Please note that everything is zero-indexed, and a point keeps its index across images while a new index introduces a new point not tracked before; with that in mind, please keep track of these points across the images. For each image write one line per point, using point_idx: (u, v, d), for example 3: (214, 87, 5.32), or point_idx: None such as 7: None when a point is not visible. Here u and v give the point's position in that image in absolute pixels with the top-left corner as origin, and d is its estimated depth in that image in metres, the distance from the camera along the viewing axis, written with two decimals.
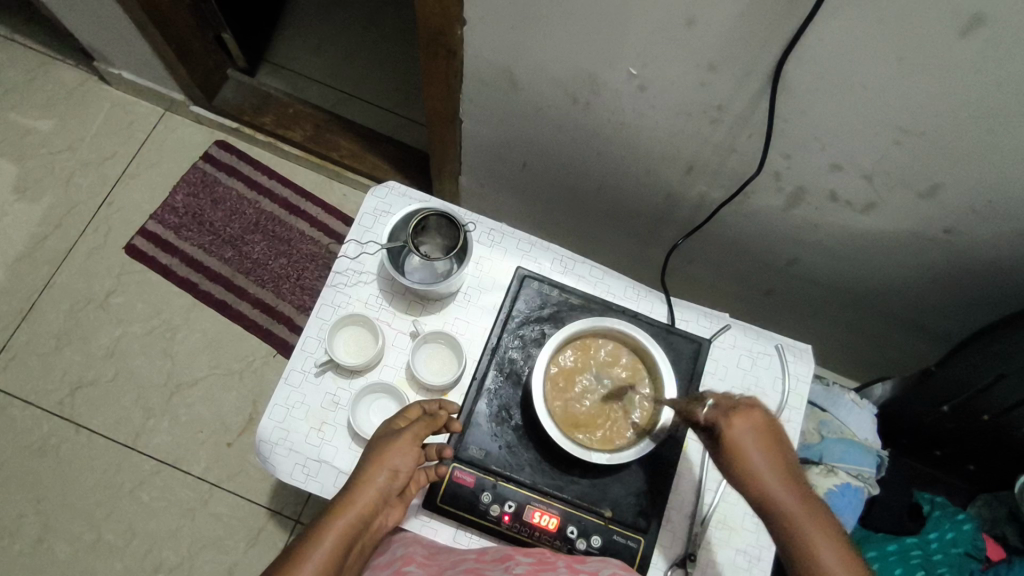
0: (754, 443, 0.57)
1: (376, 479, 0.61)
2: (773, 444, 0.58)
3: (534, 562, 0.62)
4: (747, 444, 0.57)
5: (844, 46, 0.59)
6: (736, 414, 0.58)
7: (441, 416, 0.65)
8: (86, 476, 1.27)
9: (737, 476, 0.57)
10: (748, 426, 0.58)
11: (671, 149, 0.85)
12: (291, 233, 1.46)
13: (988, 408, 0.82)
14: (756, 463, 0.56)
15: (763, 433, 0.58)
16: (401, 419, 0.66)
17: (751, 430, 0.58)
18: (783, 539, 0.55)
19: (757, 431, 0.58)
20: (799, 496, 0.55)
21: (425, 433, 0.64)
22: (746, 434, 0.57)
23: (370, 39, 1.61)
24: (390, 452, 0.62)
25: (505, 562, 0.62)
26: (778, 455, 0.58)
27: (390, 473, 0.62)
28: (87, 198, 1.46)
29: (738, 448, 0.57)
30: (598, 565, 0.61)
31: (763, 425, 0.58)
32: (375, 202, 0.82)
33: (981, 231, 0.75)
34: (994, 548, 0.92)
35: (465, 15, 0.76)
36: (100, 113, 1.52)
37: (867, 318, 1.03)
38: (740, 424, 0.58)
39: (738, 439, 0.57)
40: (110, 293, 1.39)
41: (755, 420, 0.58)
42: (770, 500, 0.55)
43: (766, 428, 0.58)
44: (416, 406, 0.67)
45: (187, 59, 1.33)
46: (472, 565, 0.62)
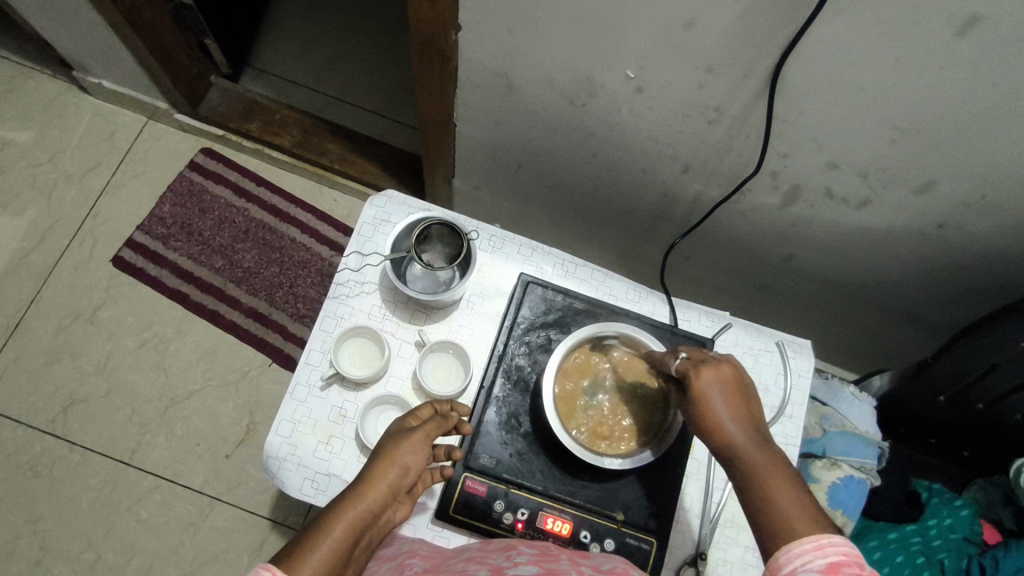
0: (720, 392, 0.57)
1: (388, 474, 0.60)
2: (740, 395, 0.57)
3: (537, 553, 0.59)
4: (713, 392, 0.57)
5: (842, 48, 0.59)
6: (704, 366, 0.58)
7: (452, 418, 0.67)
8: (82, 495, 1.25)
9: (701, 425, 0.57)
10: (716, 377, 0.57)
11: (667, 150, 0.86)
12: (282, 240, 1.44)
13: (982, 397, 0.85)
14: (721, 412, 0.56)
15: (731, 385, 0.57)
16: (412, 419, 0.66)
17: (719, 380, 0.57)
18: (741, 485, 0.53)
19: (725, 382, 0.57)
20: (759, 445, 0.54)
21: (435, 433, 0.65)
22: (713, 384, 0.57)
23: (355, 41, 1.59)
24: (401, 449, 0.62)
25: (508, 552, 0.59)
26: (744, 406, 0.57)
27: (402, 469, 0.61)
28: (71, 211, 1.43)
29: (703, 396, 0.57)
30: (602, 560, 0.59)
31: (732, 377, 0.58)
32: (374, 211, 0.81)
33: (974, 224, 0.76)
34: (991, 532, 0.94)
35: (461, 21, 0.76)
36: (80, 123, 1.49)
37: (861, 311, 1.04)
38: (708, 375, 0.57)
39: (705, 389, 0.57)
40: (99, 307, 1.37)
41: (725, 372, 0.58)
42: (731, 446, 0.55)
43: (736, 381, 0.58)
44: (427, 406, 0.68)
45: (170, 66, 1.31)
46: (476, 554, 0.60)
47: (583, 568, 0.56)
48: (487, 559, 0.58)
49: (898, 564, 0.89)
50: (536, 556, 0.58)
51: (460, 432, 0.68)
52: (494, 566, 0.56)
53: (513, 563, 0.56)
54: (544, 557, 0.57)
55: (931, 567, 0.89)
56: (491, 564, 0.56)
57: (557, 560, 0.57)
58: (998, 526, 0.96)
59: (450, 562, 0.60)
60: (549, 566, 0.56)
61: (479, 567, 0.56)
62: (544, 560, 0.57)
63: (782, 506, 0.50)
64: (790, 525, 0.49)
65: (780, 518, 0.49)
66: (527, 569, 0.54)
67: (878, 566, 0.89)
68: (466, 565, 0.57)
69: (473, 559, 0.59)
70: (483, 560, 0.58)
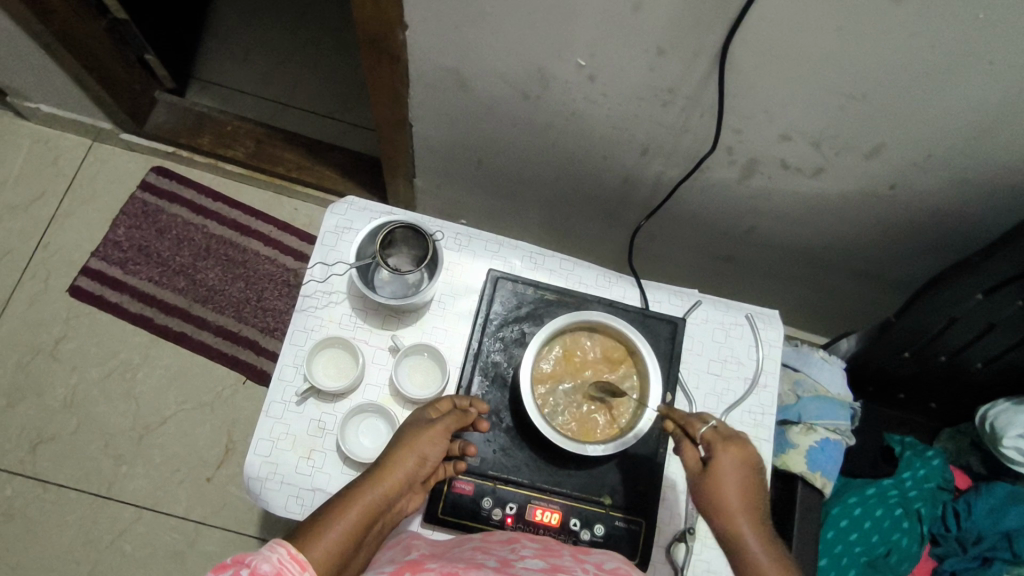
0: (737, 475, 0.60)
1: (406, 463, 0.61)
2: (753, 481, 0.61)
3: (540, 548, 0.59)
4: (730, 475, 0.60)
5: (784, 21, 0.60)
6: (724, 447, 0.61)
7: (472, 414, 0.67)
8: (61, 534, 1.21)
9: (710, 503, 0.60)
10: (734, 460, 0.61)
11: (624, 134, 0.86)
12: (245, 254, 1.41)
13: (944, 350, 0.89)
14: (733, 498, 0.59)
15: (747, 469, 0.61)
16: (433, 410, 0.67)
17: (738, 462, 0.61)
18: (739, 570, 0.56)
19: (744, 467, 0.61)
20: (761, 535, 0.57)
21: (454, 428, 0.65)
22: (730, 466, 0.60)
23: (301, 44, 1.56)
24: (420, 439, 0.63)
25: (512, 544, 0.59)
26: (754, 496, 0.60)
27: (419, 460, 0.62)
28: (19, 243, 1.37)
29: (719, 477, 0.60)
30: (602, 557, 0.58)
31: (749, 464, 0.61)
32: (335, 220, 0.80)
33: (923, 183, 0.79)
34: (961, 478, 1.00)
35: (406, 19, 0.75)
36: (20, 151, 1.43)
37: (824, 275, 1.07)
38: (727, 457, 0.61)
39: (723, 468, 0.60)
40: (59, 339, 1.32)
41: (743, 456, 0.61)
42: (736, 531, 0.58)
43: (752, 468, 0.61)
44: (448, 399, 0.68)
45: (110, 84, 1.27)
46: (478, 544, 0.60)
47: (586, 565, 0.55)
48: (492, 551, 0.57)
49: (879, 517, 0.92)
50: (539, 551, 0.58)
51: (478, 429, 0.68)
52: (501, 558, 0.55)
53: (518, 556, 0.56)
54: (548, 552, 0.57)
55: (909, 517, 0.93)
56: (498, 556, 0.56)
57: (561, 556, 0.57)
58: (967, 471, 1.01)
59: (454, 550, 0.59)
60: (554, 561, 0.55)
61: (486, 557, 0.55)
62: (548, 555, 0.57)
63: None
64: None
65: None
66: (533, 564, 0.54)
67: (860, 523, 0.91)
68: (474, 554, 0.56)
69: (479, 548, 0.58)
70: (488, 551, 0.57)
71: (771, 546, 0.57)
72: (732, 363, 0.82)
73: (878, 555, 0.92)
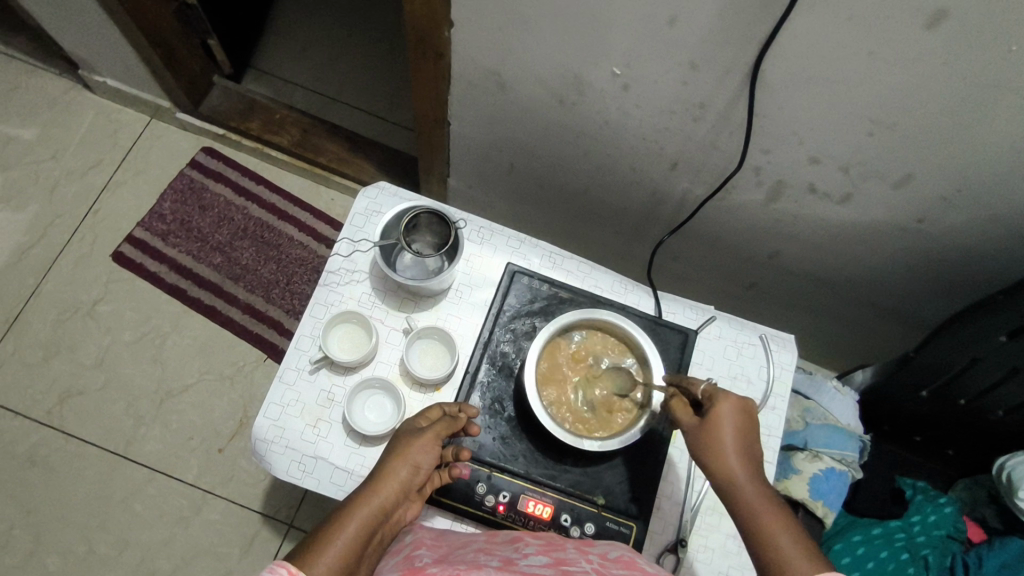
0: (734, 426, 0.58)
1: (400, 473, 0.60)
2: (751, 431, 0.58)
3: (543, 543, 0.60)
4: (727, 426, 0.58)
5: (818, 43, 0.61)
6: (723, 398, 0.59)
7: (462, 419, 0.67)
8: (76, 486, 1.26)
9: (708, 450, 0.57)
10: (733, 411, 0.58)
11: (654, 147, 0.87)
12: (280, 238, 1.46)
13: (964, 393, 0.86)
14: (730, 448, 0.57)
15: (745, 422, 0.59)
16: (423, 418, 0.66)
17: (736, 412, 0.58)
18: (743, 519, 0.53)
19: (743, 417, 0.58)
20: (759, 484, 0.55)
21: (445, 433, 0.65)
22: (729, 419, 0.58)
23: (354, 44, 1.62)
24: (413, 448, 0.62)
25: (515, 543, 0.60)
26: (751, 446, 0.58)
27: (412, 468, 0.61)
28: (73, 207, 1.45)
29: (717, 427, 0.58)
30: (607, 547, 0.59)
31: (747, 415, 0.59)
32: (366, 202, 0.83)
33: (952, 218, 0.78)
34: (975, 530, 0.94)
35: (452, 17, 0.78)
36: (85, 121, 1.52)
37: (846, 308, 1.06)
38: (725, 408, 0.58)
39: (721, 420, 0.58)
40: (98, 301, 1.39)
41: (742, 407, 0.59)
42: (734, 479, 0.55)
43: (750, 420, 0.59)
44: (437, 407, 0.68)
45: (173, 65, 1.34)
46: (482, 545, 0.60)
47: (591, 556, 0.56)
48: (496, 551, 0.58)
49: (883, 558, 0.90)
50: (542, 547, 0.58)
51: (470, 433, 0.68)
52: (504, 557, 0.56)
53: (522, 554, 0.57)
54: (552, 547, 0.58)
55: (915, 563, 0.90)
56: (501, 556, 0.56)
57: (565, 550, 0.58)
58: (983, 524, 0.96)
59: (457, 553, 0.58)
60: (558, 555, 0.56)
61: (489, 558, 0.56)
62: (552, 549, 0.57)
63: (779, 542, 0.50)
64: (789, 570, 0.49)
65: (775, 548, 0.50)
66: (537, 560, 0.55)
67: (862, 562, 0.90)
68: (476, 555, 0.57)
69: (482, 549, 0.59)
70: (491, 551, 0.58)
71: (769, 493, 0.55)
72: (741, 382, 0.81)
73: None
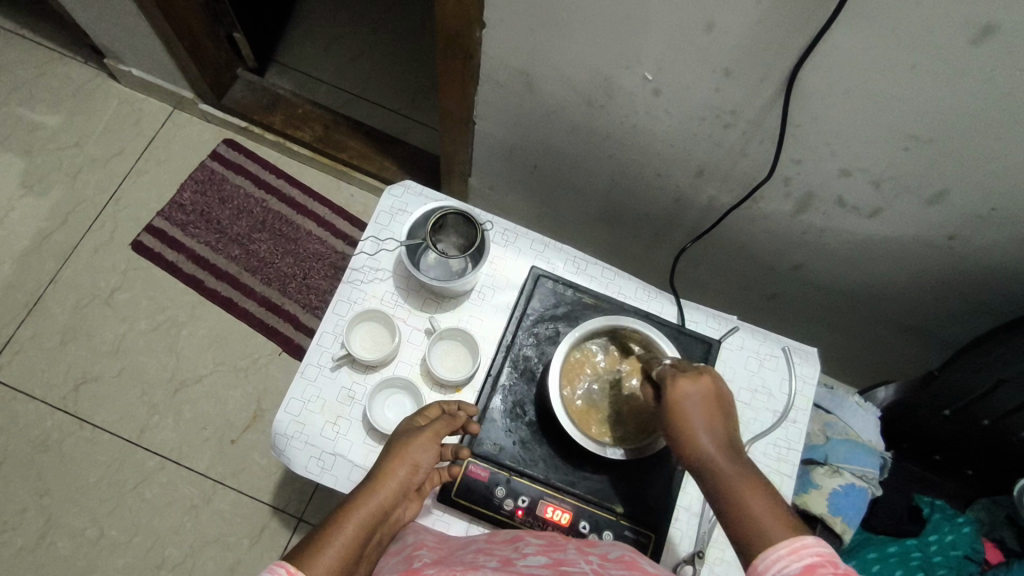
0: (696, 405, 0.56)
1: (398, 471, 0.59)
2: (718, 409, 0.57)
3: (544, 543, 0.60)
4: (692, 405, 0.56)
5: (856, 55, 0.61)
6: (684, 378, 0.57)
7: (461, 417, 0.67)
8: (90, 471, 1.27)
9: (676, 436, 0.56)
10: (695, 390, 0.57)
11: (682, 153, 0.87)
12: (298, 232, 1.47)
13: (987, 413, 0.84)
14: (698, 426, 0.55)
15: (709, 399, 0.57)
16: (421, 417, 0.66)
17: (698, 391, 0.57)
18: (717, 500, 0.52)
19: (706, 396, 0.57)
20: (731, 457, 0.54)
21: (444, 432, 0.65)
22: (691, 397, 0.57)
23: (378, 41, 1.62)
24: (411, 447, 0.62)
25: (516, 543, 0.60)
26: (720, 423, 0.56)
27: (412, 467, 0.60)
28: (94, 194, 1.46)
29: (681, 408, 0.57)
30: (608, 548, 0.59)
31: (712, 391, 0.57)
32: (391, 201, 0.83)
33: (984, 236, 0.77)
34: (993, 551, 0.93)
35: (484, 18, 0.78)
36: (109, 109, 1.53)
37: (868, 322, 1.05)
38: (687, 386, 0.57)
39: (682, 401, 0.57)
40: (116, 288, 1.39)
41: (704, 385, 0.57)
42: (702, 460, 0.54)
43: (717, 397, 0.57)
44: (435, 406, 0.68)
45: (198, 56, 1.35)
46: (483, 545, 0.61)
47: (591, 557, 0.56)
48: (496, 551, 0.58)
49: None
50: (543, 547, 0.58)
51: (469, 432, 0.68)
52: (503, 558, 0.56)
53: (521, 554, 0.57)
54: (552, 547, 0.58)
55: None
56: (500, 556, 0.56)
57: (565, 550, 0.57)
58: (1000, 546, 0.94)
59: (458, 553, 0.59)
60: (557, 556, 0.56)
61: (488, 558, 0.56)
62: (552, 549, 0.57)
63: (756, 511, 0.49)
64: (764, 541, 0.47)
65: (750, 522, 0.49)
66: (535, 560, 0.55)
67: None
68: (475, 555, 0.57)
69: (482, 549, 0.59)
70: (491, 551, 0.58)
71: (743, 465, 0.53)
72: (762, 394, 0.80)
73: None
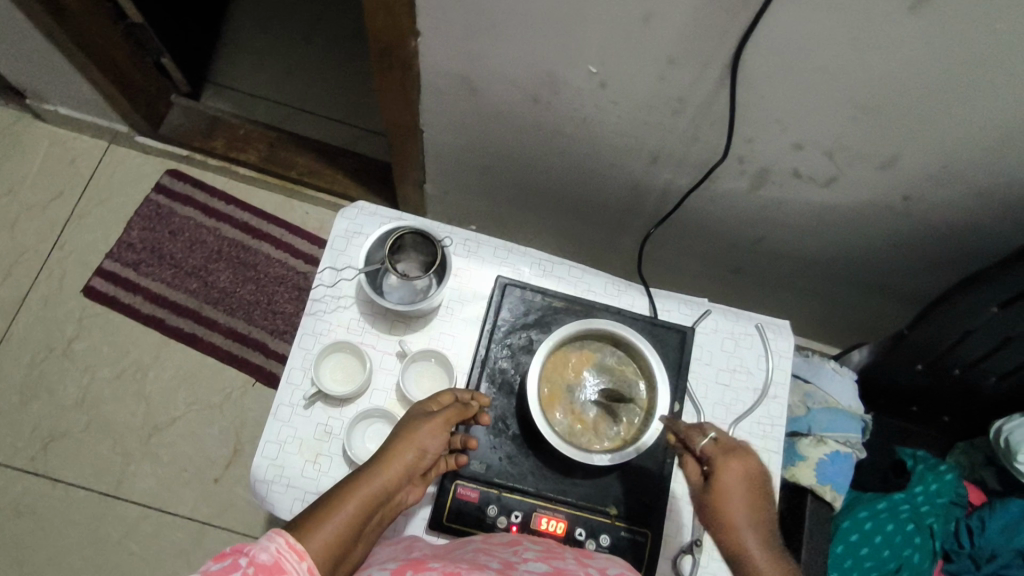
0: (740, 492, 0.60)
1: (405, 455, 0.60)
2: (757, 495, 0.60)
3: (542, 550, 0.58)
4: (731, 488, 0.60)
5: (797, 31, 0.60)
6: (724, 460, 0.61)
7: (472, 408, 0.66)
8: (70, 532, 1.22)
9: (715, 519, 0.60)
10: (737, 473, 0.61)
11: (634, 142, 0.85)
12: (256, 257, 1.42)
13: (958, 362, 0.87)
14: (735, 512, 0.59)
15: (751, 485, 0.60)
16: (433, 403, 0.66)
17: (739, 478, 0.60)
18: None
19: (748, 483, 0.60)
20: (764, 543, 0.57)
21: (455, 420, 0.65)
22: (734, 480, 0.60)
23: (314, 50, 1.57)
24: (420, 431, 0.62)
25: (514, 546, 0.58)
26: (760, 511, 0.59)
27: (418, 452, 0.61)
28: (35, 243, 1.39)
29: (721, 491, 0.60)
30: (604, 562, 0.57)
31: (752, 478, 0.61)
32: (345, 224, 0.80)
33: (938, 194, 0.78)
34: (975, 493, 0.97)
35: (418, 27, 0.75)
36: (38, 152, 1.45)
37: (834, 285, 1.06)
38: (728, 469, 0.61)
39: (725, 485, 0.60)
40: (72, 339, 1.33)
41: (743, 471, 0.61)
42: (739, 545, 0.57)
43: (755, 481, 0.61)
44: (449, 393, 0.67)
45: (127, 88, 1.29)
46: (481, 545, 0.59)
47: (590, 570, 0.54)
48: (495, 553, 0.56)
49: (890, 533, 0.89)
50: (542, 553, 0.56)
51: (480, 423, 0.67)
52: (504, 560, 0.54)
53: (521, 559, 0.55)
54: (551, 555, 0.56)
55: (920, 532, 0.90)
56: (500, 558, 0.55)
57: (563, 559, 0.55)
58: (982, 486, 0.98)
59: (455, 552, 0.58)
60: (557, 564, 0.54)
61: (489, 559, 0.54)
62: (552, 557, 0.55)
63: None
64: None
65: None
66: (535, 566, 0.53)
67: (870, 536, 0.89)
68: (475, 555, 0.55)
69: (481, 550, 0.57)
70: (491, 552, 0.56)
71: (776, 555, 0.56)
72: (741, 373, 0.81)
73: (888, 571, 0.89)
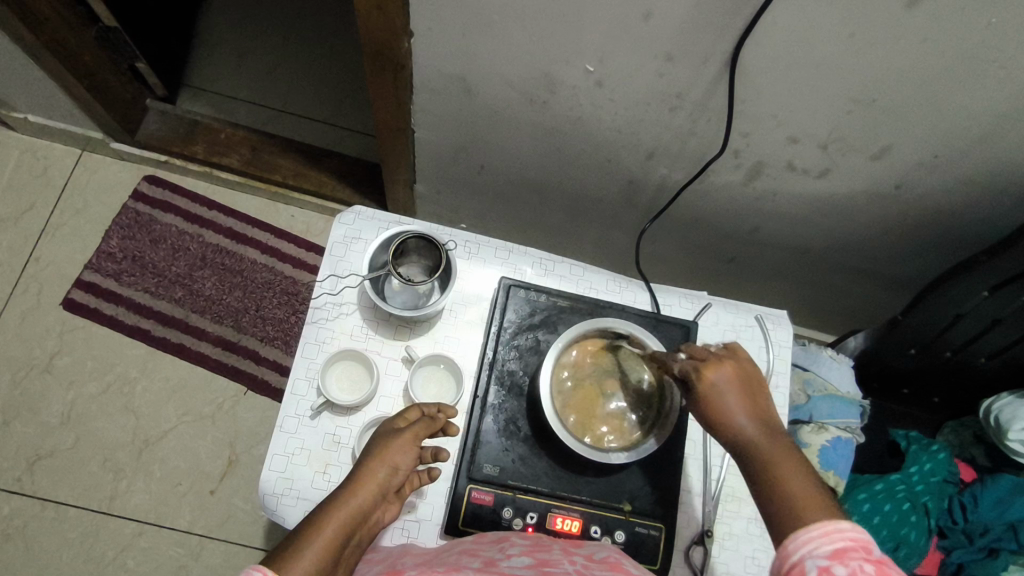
0: (729, 389, 0.58)
1: (377, 474, 0.59)
2: (749, 391, 0.58)
3: (529, 543, 0.59)
4: (723, 391, 0.58)
5: (795, 27, 0.61)
6: (709, 365, 0.59)
7: (440, 419, 0.65)
8: (62, 553, 1.19)
9: (710, 418, 0.58)
10: (723, 376, 0.58)
11: (631, 138, 0.85)
12: (242, 263, 1.39)
13: (949, 346, 0.91)
14: (733, 409, 0.57)
15: (739, 381, 0.58)
16: (400, 419, 0.65)
17: (727, 376, 0.58)
18: (752, 472, 0.54)
19: (735, 380, 0.58)
20: (766, 432, 0.56)
21: (424, 434, 0.63)
22: (721, 383, 0.58)
23: (292, 49, 1.54)
24: (389, 449, 0.61)
25: (501, 543, 0.59)
26: (753, 403, 0.58)
27: (390, 470, 0.60)
28: (10, 257, 1.34)
29: (713, 394, 0.58)
30: (595, 550, 0.58)
31: (739, 374, 0.59)
32: (344, 229, 0.79)
33: (929, 182, 0.80)
34: (967, 470, 1.00)
35: (412, 26, 0.74)
36: (9, 162, 1.40)
37: (825, 272, 1.08)
38: (714, 374, 0.58)
39: (712, 386, 0.58)
40: (54, 354, 1.30)
41: (729, 370, 0.59)
42: (739, 438, 0.56)
43: (747, 377, 0.59)
44: (415, 408, 0.66)
45: (101, 95, 1.25)
46: (468, 546, 0.59)
47: (575, 557, 0.55)
48: (480, 551, 0.56)
49: (887, 513, 0.91)
50: (528, 547, 0.57)
51: (450, 433, 0.66)
52: (487, 558, 0.54)
53: (506, 555, 0.55)
54: (537, 548, 0.57)
55: (917, 511, 0.93)
56: (483, 557, 0.55)
57: (549, 550, 0.56)
58: (972, 464, 1.01)
59: (442, 555, 0.58)
60: (542, 556, 0.55)
61: (472, 559, 0.54)
62: (537, 550, 0.56)
63: (793, 489, 0.51)
64: (799, 508, 0.49)
65: (788, 493, 0.51)
66: (519, 560, 0.53)
67: (869, 517, 0.91)
68: (458, 557, 0.55)
69: (466, 551, 0.57)
70: (475, 552, 0.56)
71: (778, 439, 0.55)
72: None
73: (887, 550, 0.91)
